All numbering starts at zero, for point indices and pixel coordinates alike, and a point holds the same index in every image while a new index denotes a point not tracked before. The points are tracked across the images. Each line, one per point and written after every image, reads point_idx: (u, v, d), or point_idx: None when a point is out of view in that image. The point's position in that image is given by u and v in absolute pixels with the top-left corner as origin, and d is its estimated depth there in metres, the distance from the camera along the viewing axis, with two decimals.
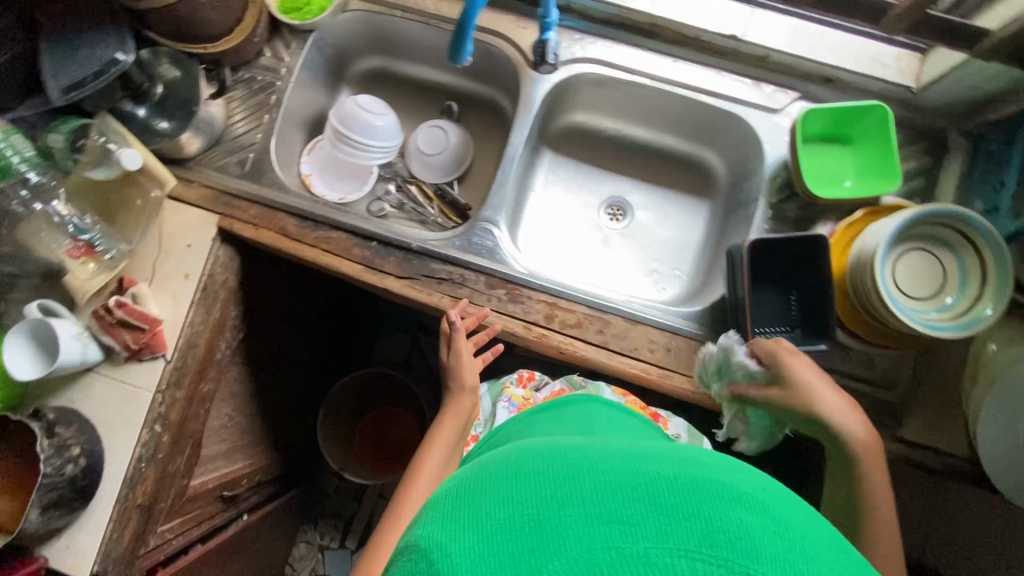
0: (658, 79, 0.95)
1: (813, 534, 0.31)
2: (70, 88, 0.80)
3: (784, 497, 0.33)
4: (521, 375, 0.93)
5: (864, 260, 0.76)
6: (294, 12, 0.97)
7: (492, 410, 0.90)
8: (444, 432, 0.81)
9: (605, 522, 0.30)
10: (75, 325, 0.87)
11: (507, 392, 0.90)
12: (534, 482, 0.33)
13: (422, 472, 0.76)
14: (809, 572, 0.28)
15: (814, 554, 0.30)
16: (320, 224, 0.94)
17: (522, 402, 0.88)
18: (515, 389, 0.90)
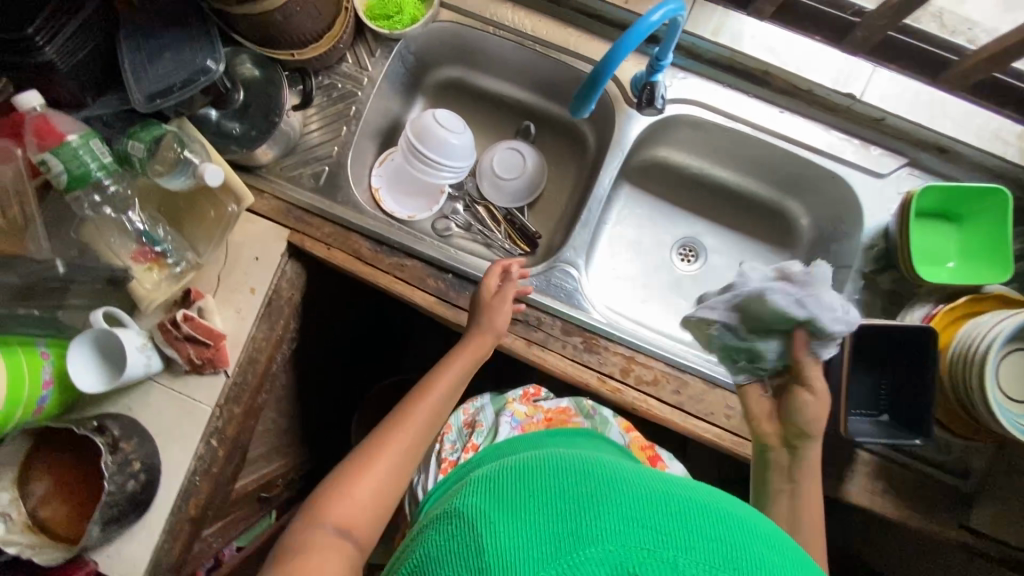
0: (760, 129, 0.90)
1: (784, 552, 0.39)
2: (155, 94, 0.74)
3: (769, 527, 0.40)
4: (527, 391, 0.90)
5: (972, 355, 0.73)
6: (383, 20, 0.92)
7: (493, 422, 0.86)
8: (459, 358, 0.78)
9: (638, 527, 0.36)
10: (138, 336, 0.85)
11: (510, 407, 0.87)
12: (576, 492, 0.38)
13: (431, 399, 0.73)
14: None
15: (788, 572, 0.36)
16: (395, 250, 0.91)
17: (525, 419, 0.84)
18: (519, 404, 0.87)
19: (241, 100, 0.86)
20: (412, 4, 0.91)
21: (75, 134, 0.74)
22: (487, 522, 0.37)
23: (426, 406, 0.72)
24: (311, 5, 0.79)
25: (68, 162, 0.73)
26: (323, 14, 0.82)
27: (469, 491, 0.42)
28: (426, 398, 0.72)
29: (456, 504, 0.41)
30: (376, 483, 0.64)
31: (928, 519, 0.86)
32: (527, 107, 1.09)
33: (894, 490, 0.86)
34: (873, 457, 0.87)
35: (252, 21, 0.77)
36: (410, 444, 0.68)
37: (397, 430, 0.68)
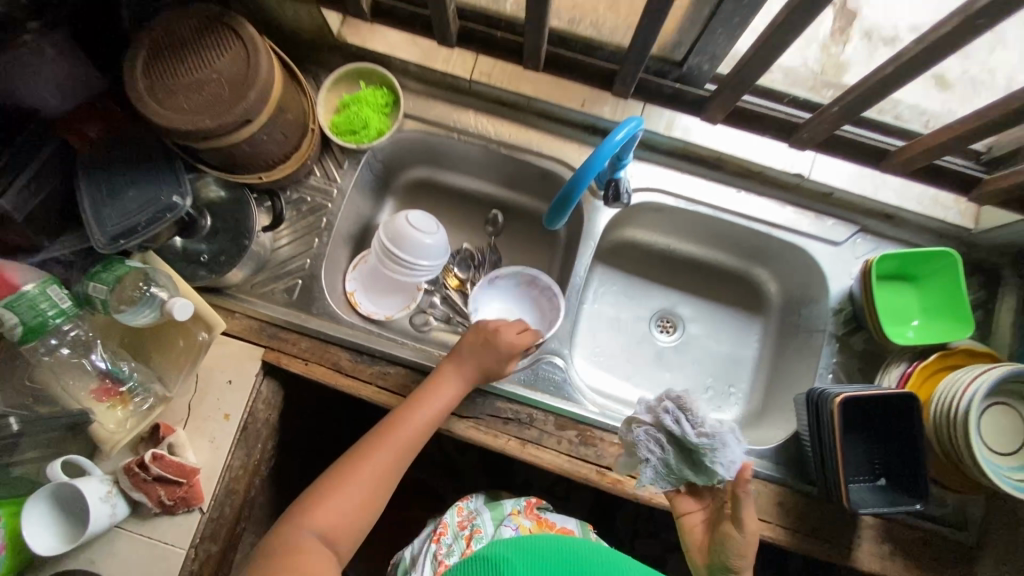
0: (720, 208, 0.95)
1: None
2: (119, 234, 0.73)
3: None
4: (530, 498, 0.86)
5: (954, 411, 0.76)
6: (349, 135, 0.94)
7: (494, 533, 0.81)
8: (452, 374, 0.82)
9: None
10: (101, 484, 0.78)
11: (516, 519, 0.82)
12: None
13: (386, 444, 0.77)
14: None
15: None
16: (377, 359, 0.89)
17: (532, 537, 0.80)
18: (525, 518, 0.82)
19: (208, 224, 0.85)
20: (377, 119, 0.94)
21: (31, 283, 0.71)
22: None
23: (419, 409, 0.79)
24: (277, 132, 0.80)
25: (24, 314, 0.69)
26: (289, 138, 0.84)
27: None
28: (414, 407, 0.80)
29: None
30: (318, 564, 0.68)
31: None
32: (496, 199, 1.12)
33: (903, 552, 0.86)
34: (876, 519, 0.86)
35: (216, 152, 0.77)
36: (355, 496, 0.73)
37: (348, 484, 0.74)
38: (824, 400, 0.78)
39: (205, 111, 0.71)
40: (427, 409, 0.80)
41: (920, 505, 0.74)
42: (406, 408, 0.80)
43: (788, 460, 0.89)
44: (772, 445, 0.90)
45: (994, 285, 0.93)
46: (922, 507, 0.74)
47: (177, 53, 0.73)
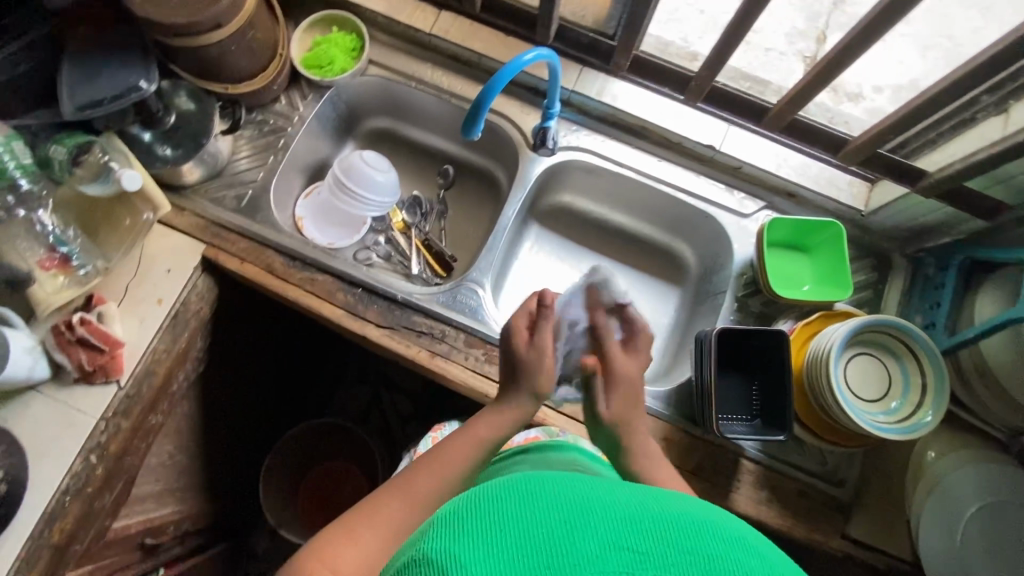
0: (643, 173, 1.05)
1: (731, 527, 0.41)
2: (85, 105, 0.82)
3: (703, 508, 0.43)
4: None
5: (820, 354, 0.82)
6: (316, 69, 1.04)
7: None
8: (485, 423, 0.73)
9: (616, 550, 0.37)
10: (28, 338, 0.83)
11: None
12: (519, 523, 0.38)
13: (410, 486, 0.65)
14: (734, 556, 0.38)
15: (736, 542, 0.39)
16: (308, 266, 0.95)
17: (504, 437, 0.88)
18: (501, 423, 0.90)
19: (172, 123, 0.93)
20: (342, 58, 1.05)
21: None
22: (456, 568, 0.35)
23: (443, 461, 0.68)
24: (246, 45, 0.91)
25: None
26: (257, 55, 0.94)
27: (430, 529, 0.41)
28: (438, 457, 0.69)
29: (419, 554, 0.38)
30: None
31: (812, 530, 0.88)
32: (449, 155, 1.21)
33: (778, 499, 0.89)
34: (757, 467, 0.91)
35: (188, 52, 0.87)
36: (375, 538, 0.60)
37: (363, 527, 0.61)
38: (703, 338, 0.85)
39: (181, 8, 0.81)
40: (454, 463, 0.68)
41: (783, 435, 0.80)
42: (427, 458, 0.69)
43: (680, 404, 0.94)
44: (668, 389, 0.95)
45: (886, 268, 1.01)
46: (785, 437, 0.79)
47: None
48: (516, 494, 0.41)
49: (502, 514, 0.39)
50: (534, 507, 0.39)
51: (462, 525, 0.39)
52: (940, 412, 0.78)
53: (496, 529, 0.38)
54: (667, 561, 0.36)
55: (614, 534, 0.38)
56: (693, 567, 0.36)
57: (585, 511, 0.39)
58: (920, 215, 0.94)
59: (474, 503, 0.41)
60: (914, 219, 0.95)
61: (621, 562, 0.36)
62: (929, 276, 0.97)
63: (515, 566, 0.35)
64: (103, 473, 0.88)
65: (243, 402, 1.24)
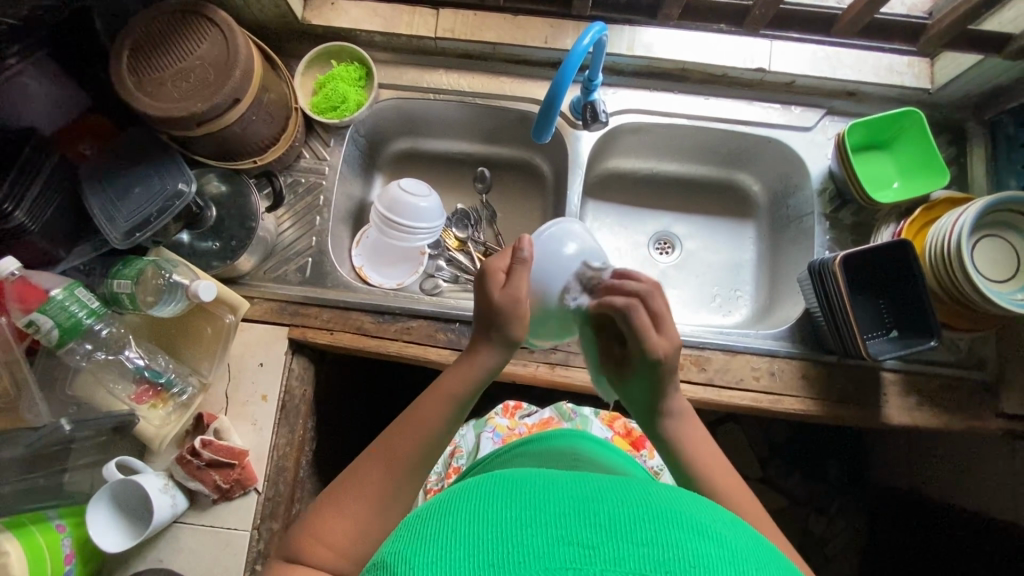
0: (693, 117, 0.99)
1: (698, 515, 0.40)
2: (133, 228, 0.77)
3: (662, 492, 0.43)
4: (507, 405, 1.00)
5: (946, 248, 0.80)
6: (330, 111, 0.97)
7: (476, 443, 0.95)
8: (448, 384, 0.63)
9: (565, 544, 0.36)
10: (158, 477, 0.80)
11: (492, 424, 0.96)
12: (469, 519, 0.38)
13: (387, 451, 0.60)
14: (691, 541, 0.37)
15: (699, 528, 0.39)
16: (399, 316, 0.92)
17: (507, 432, 0.94)
18: (499, 419, 0.97)
19: (214, 215, 0.87)
20: (354, 92, 0.97)
21: (58, 288, 0.73)
22: (404, 568, 0.35)
23: (418, 425, 0.62)
24: (263, 112, 0.84)
25: (57, 316, 0.72)
26: (276, 118, 0.87)
27: (393, 537, 0.41)
28: (413, 423, 0.62)
29: (374, 558, 0.39)
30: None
31: (966, 419, 0.89)
32: (480, 157, 1.15)
33: (926, 399, 0.89)
34: (898, 375, 0.90)
35: (210, 138, 0.81)
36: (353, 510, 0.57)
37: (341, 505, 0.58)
38: (824, 266, 0.83)
39: (194, 95, 0.74)
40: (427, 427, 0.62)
41: (934, 340, 0.79)
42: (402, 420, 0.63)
43: (803, 337, 0.92)
44: (785, 326, 0.94)
45: (964, 140, 0.98)
46: (937, 342, 0.78)
47: (159, 49, 0.76)
48: (474, 496, 0.41)
49: (454, 514, 0.39)
50: (485, 507, 0.39)
51: (421, 529, 0.39)
52: None
53: (453, 528, 0.38)
54: (620, 554, 0.35)
55: (566, 530, 0.36)
56: (650, 561, 0.35)
57: (541, 506, 0.38)
58: (996, 76, 0.90)
59: (432, 508, 0.41)
60: (989, 82, 0.91)
61: (570, 558, 0.35)
62: (1011, 135, 0.93)
63: (461, 561, 0.35)
64: None
65: None
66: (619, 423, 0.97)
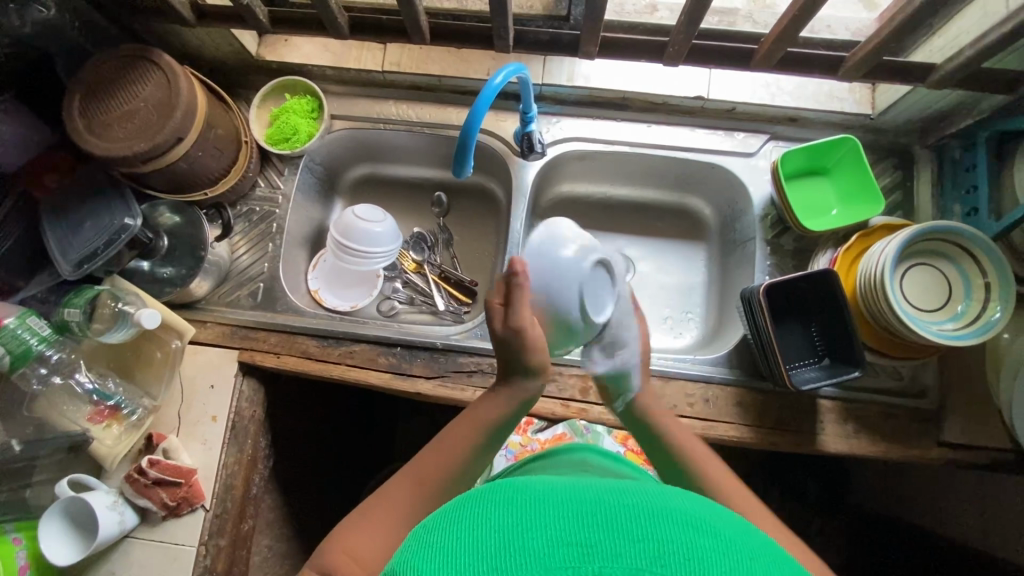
0: (637, 144, 1.01)
1: (696, 511, 0.43)
2: (81, 260, 0.82)
3: (668, 494, 0.46)
4: (519, 420, 0.99)
5: (873, 278, 0.80)
6: (283, 143, 1.01)
7: (490, 458, 0.96)
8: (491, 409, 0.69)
9: (565, 543, 0.38)
10: (107, 494, 0.84)
11: (505, 440, 0.96)
12: (471, 528, 0.41)
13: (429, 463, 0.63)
14: (686, 531, 0.40)
15: (694, 526, 0.41)
16: (343, 340, 0.95)
17: (519, 450, 0.95)
18: (513, 435, 0.97)
19: (167, 245, 0.93)
20: (305, 124, 1.01)
21: (12, 317, 0.80)
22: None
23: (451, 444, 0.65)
24: (211, 147, 0.88)
25: (9, 344, 0.78)
26: (225, 152, 0.92)
27: (405, 545, 0.43)
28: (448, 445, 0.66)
29: (386, 568, 0.41)
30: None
31: (906, 448, 0.88)
32: (438, 182, 1.18)
33: (865, 427, 0.89)
34: (836, 403, 0.90)
35: (159, 174, 0.86)
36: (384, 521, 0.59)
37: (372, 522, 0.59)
38: (751, 296, 0.84)
39: (139, 136, 0.79)
40: (464, 449, 0.66)
41: (858, 370, 0.78)
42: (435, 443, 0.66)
43: (741, 362, 0.93)
44: (725, 352, 0.94)
45: (910, 165, 0.98)
46: (860, 371, 0.78)
47: (107, 93, 0.81)
48: (476, 504, 0.43)
49: (460, 523, 0.41)
50: (486, 515, 0.41)
51: (427, 540, 0.41)
52: (1009, 305, 0.76)
53: (456, 539, 0.40)
54: (616, 551, 0.38)
55: (562, 532, 0.39)
56: (644, 555, 0.38)
57: (543, 510, 0.41)
58: (933, 102, 0.89)
59: (440, 517, 0.43)
60: (928, 107, 0.91)
61: (568, 556, 0.38)
62: (956, 160, 0.93)
63: (468, 565, 0.37)
64: None
65: (324, 479, 1.23)
66: (630, 442, 0.96)
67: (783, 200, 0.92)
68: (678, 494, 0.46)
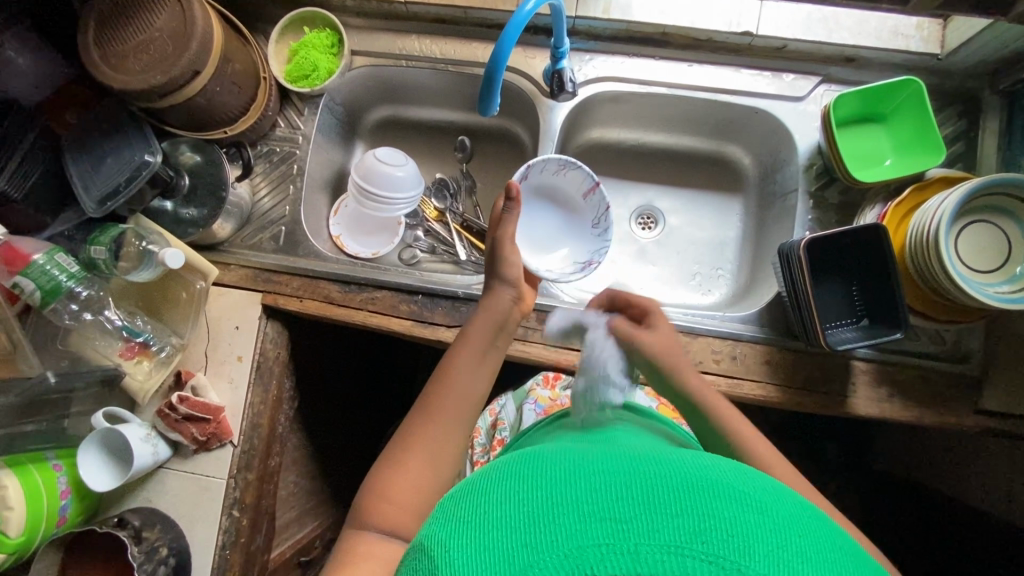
0: (675, 86, 0.94)
1: (735, 482, 0.42)
2: (105, 198, 0.82)
3: (703, 463, 0.45)
4: (547, 375, 0.93)
5: (926, 234, 0.74)
6: (302, 80, 0.97)
7: (519, 414, 0.91)
8: (476, 332, 0.71)
9: (599, 520, 0.38)
10: (141, 427, 0.87)
11: (533, 394, 0.91)
12: (502, 505, 0.41)
13: (443, 409, 0.64)
14: (723, 505, 0.39)
15: (733, 498, 0.40)
16: (364, 287, 0.94)
17: (549, 404, 0.88)
18: (541, 390, 0.91)
19: (187, 184, 0.91)
20: (324, 59, 0.97)
21: (40, 253, 0.80)
22: (443, 552, 0.40)
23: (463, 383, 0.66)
24: (228, 83, 0.85)
25: (38, 279, 0.80)
26: (243, 89, 0.89)
27: (435, 517, 0.45)
28: (455, 375, 0.67)
29: (419, 540, 0.43)
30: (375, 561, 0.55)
31: (941, 414, 0.85)
32: (461, 125, 1.13)
33: (900, 392, 0.85)
34: (870, 365, 0.86)
35: (179, 109, 0.84)
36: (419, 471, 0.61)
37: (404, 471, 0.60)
38: (789, 251, 0.79)
39: (155, 68, 0.76)
40: (466, 378, 0.67)
41: (900, 333, 0.75)
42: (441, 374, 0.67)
43: (773, 321, 0.89)
44: (757, 309, 0.90)
45: (976, 113, 0.89)
46: (903, 334, 0.74)
47: (123, 21, 0.78)
48: (506, 477, 0.44)
49: (486, 497, 0.43)
50: (517, 487, 0.42)
51: (456, 512, 0.43)
52: None
53: (489, 516, 0.41)
54: (654, 527, 0.37)
55: (596, 508, 0.39)
56: (683, 532, 0.37)
57: (574, 483, 0.41)
58: (1010, 41, 0.81)
59: (469, 491, 0.45)
60: (1004, 47, 0.82)
61: (602, 533, 0.37)
62: None
63: (498, 540, 0.39)
64: (249, 521, 0.93)
65: (346, 421, 1.26)
66: (662, 401, 0.90)
67: (832, 148, 0.85)
68: (714, 463, 0.45)
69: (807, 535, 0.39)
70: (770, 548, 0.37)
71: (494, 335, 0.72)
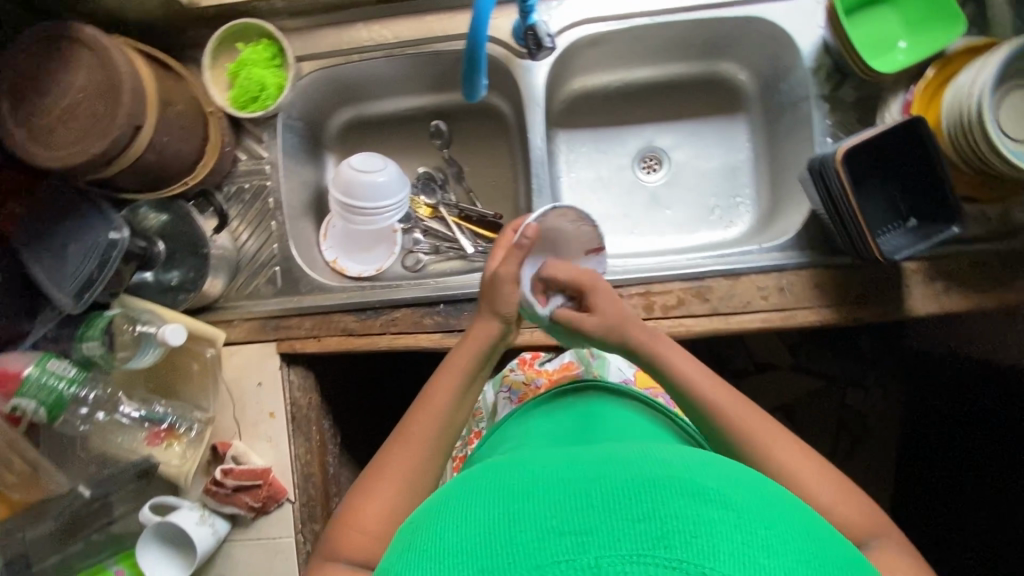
0: (653, 12, 0.86)
1: (708, 475, 0.35)
2: (80, 289, 0.74)
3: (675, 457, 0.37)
4: (523, 358, 0.84)
5: (964, 111, 0.69)
6: (251, 103, 0.87)
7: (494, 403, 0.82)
8: (460, 360, 0.61)
9: (558, 534, 0.31)
10: (192, 510, 0.82)
11: (506, 380, 0.82)
12: (454, 528, 0.34)
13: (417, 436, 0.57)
14: (694, 501, 0.32)
15: (708, 493, 0.33)
16: (381, 309, 0.88)
17: (524, 389, 0.79)
18: (514, 373, 0.82)
19: (163, 250, 0.83)
20: (269, 74, 0.87)
21: (31, 366, 0.74)
22: None
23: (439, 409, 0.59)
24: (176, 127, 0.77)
25: (39, 395, 0.74)
26: (193, 130, 0.80)
27: (388, 553, 0.38)
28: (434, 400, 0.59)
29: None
30: None
31: (1004, 292, 0.81)
32: (432, 107, 1.04)
33: (956, 282, 0.82)
34: (920, 262, 0.82)
35: (131, 172, 0.75)
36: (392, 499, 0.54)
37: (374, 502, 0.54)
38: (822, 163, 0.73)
39: (90, 134, 0.67)
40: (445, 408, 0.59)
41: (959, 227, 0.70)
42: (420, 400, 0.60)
43: (814, 243, 0.85)
44: (794, 233, 0.85)
45: None
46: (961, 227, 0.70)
47: (40, 90, 0.68)
48: (463, 495, 0.37)
49: (440, 521, 0.35)
50: (472, 506, 0.35)
51: (414, 543, 0.35)
52: None
53: (439, 543, 0.33)
54: (614, 536, 0.30)
55: (554, 521, 0.31)
56: (647, 537, 0.30)
57: (531, 495, 0.34)
58: None
59: (423, 517, 0.38)
60: None
61: (560, 549, 0.30)
62: None
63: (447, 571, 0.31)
64: None
65: None
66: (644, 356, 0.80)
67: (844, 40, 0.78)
68: (688, 455, 0.38)
69: (780, 530, 0.32)
70: (736, 546, 0.30)
71: (478, 366, 0.62)
